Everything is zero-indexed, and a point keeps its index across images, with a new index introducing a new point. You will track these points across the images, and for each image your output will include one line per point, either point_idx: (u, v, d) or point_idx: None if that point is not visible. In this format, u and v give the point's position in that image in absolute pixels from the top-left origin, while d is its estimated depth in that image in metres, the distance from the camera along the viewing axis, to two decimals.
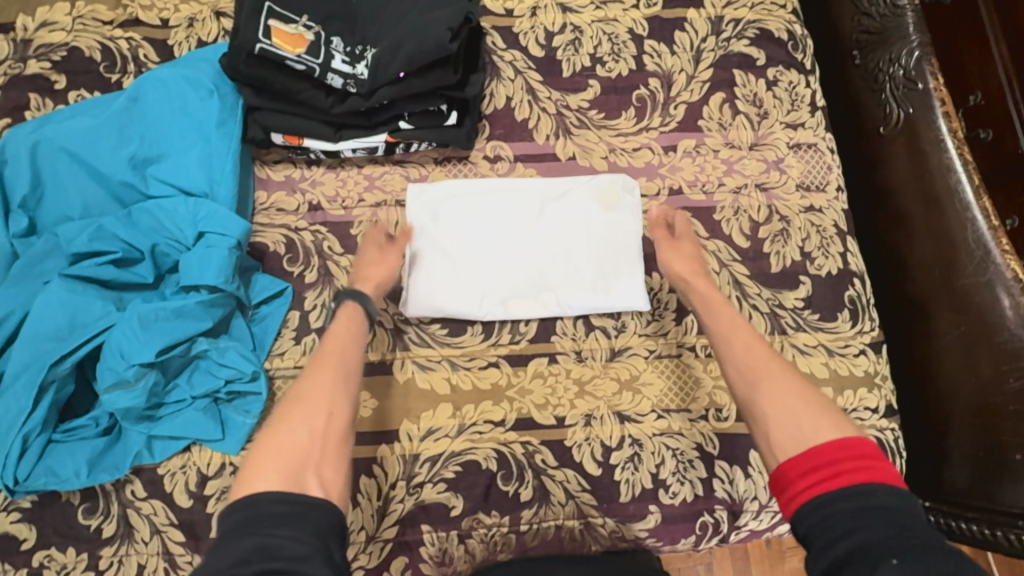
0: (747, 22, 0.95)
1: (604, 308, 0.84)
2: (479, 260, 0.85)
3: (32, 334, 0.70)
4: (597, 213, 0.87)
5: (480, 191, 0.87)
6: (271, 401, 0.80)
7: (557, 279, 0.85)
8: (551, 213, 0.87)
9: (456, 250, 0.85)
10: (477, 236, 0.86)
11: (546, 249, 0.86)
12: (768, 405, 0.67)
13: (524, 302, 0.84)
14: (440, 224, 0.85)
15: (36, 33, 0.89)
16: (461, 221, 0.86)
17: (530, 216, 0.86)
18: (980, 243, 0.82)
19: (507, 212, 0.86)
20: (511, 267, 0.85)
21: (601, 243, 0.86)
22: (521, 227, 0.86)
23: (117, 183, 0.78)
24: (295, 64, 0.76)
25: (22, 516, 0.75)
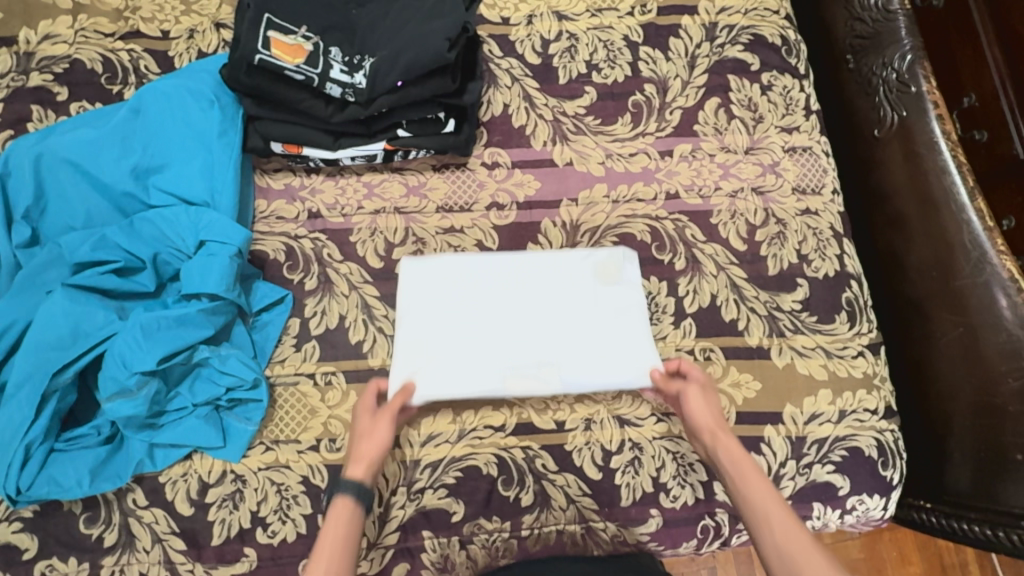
0: (741, 28, 0.96)
1: (610, 385, 0.79)
2: (475, 338, 0.80)
3: (35, 344, 0.70)
4: (599, 283, 0.83)
5: (473, 268, 0.83)
6: (272, 409, 0.80)
7: (559, 357, 0.80)
8: (551, 280, 0.83)
9: (452, 320, 0.81)
10: (473, 322, 0.81)
11: (548, 321, 0.82)
12: (781, 539, 0.63)
13: (526, 378, 0.79)
14: (433, 296, 0.82)
15: (39, 46, 0.90)
16: (455, 293, 0.82)
17: (529, 300, 0.83)
18: (976, 244, 0.83)
19: (504, 290, 0.83)
20: (511, 343, 0.80)
21: (604, 319, 0.82)
22: (520, 310, 0.82)
23: (119, 194, 0.78)
24: (294, 74, 0.77)
25: (24, 526, 0.75)
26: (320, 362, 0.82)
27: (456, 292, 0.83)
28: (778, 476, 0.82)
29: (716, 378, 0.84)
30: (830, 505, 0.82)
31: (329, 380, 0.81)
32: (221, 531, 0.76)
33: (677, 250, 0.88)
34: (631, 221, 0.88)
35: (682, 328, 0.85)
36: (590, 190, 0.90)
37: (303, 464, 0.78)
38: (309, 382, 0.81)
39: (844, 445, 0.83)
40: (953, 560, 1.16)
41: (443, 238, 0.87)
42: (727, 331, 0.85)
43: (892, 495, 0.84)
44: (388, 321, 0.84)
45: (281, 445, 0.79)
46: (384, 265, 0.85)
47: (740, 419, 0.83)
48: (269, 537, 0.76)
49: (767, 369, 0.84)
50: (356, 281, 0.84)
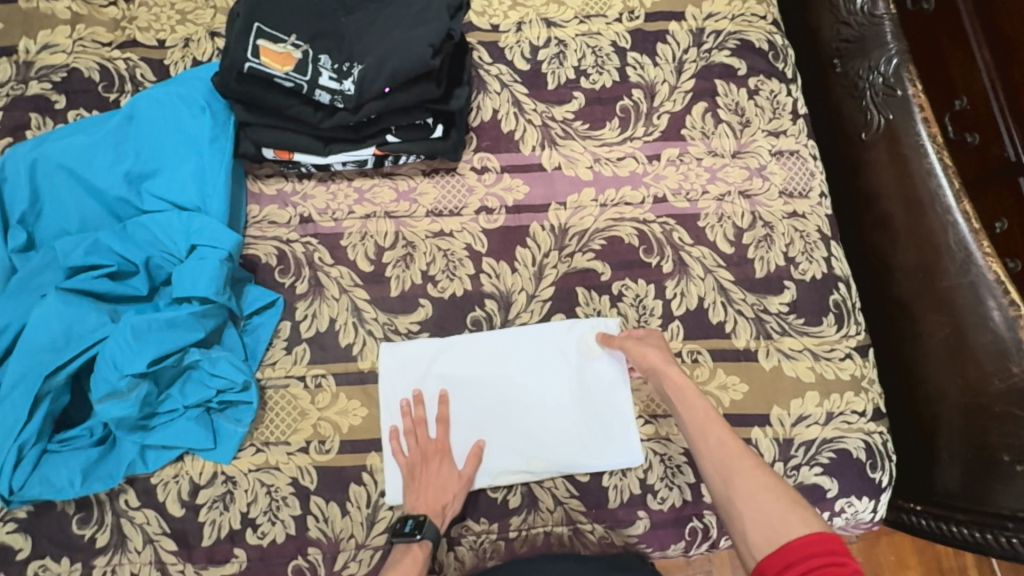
0: (728, 33, 0.97)
1: (593, 463, 0.81)
2: (459, 428, 0.81)
3: (30, 346, 0.71)
4: (583, 356, 0.84)
5: (456, 345, 0.84)
6: (263, 410, 0.81)
7: (544, 442, 0.81)
8: (537, 364, 0.84)
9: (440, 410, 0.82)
10: (460, 411, 0.82)
11: (534, 429, 0.82)
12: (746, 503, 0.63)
13: (516, 471, 0.80)
14: (420, 372, 0.83)
15: (38, 56, 0.92)
16: (440, 369, 0.83)
17: (515, 369, 0.83)
18: (962, 245, 0.83)
19: (489, 367, 0.83)
20: (497, 428, 0.82)
21: (590, 398, 0.83)
22: (507, 406, 0.82)
23: (113, 199, 0.80)
24: (284, 82, 0.79)
25: (18, 526, 0.76)
26: (310, 365, 0.83)
27: (441, 366, 0.83)
28: None
29: (703, 380, 0.84)
30: (818, 507, 0.82)
31: (319, 383, 0.82)
32: (211, 532, 0.77)
33: (664, 253, 0.88)
34: (618, 224, 0.89)
35: (669, 331, 0.86)
36: (578, 194, 0.91)
37: (292, 465, 0.79)
38: (299, 384, 0.82)
39: (832, 447, 0.84)
40: (952, 565, 1.15)
41: (432, 242, 0.88)
42: (714, 334, 0.86)
43: (881, 497, 0.84)
44: (378, 324, 0.85)
45: (271, 447, 0.80)
46: (374, 268, 0.86)
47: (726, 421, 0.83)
48: (259, 538, 0.77)
49: (754, 371, 0.85)
50: (346, 285, 0.86)
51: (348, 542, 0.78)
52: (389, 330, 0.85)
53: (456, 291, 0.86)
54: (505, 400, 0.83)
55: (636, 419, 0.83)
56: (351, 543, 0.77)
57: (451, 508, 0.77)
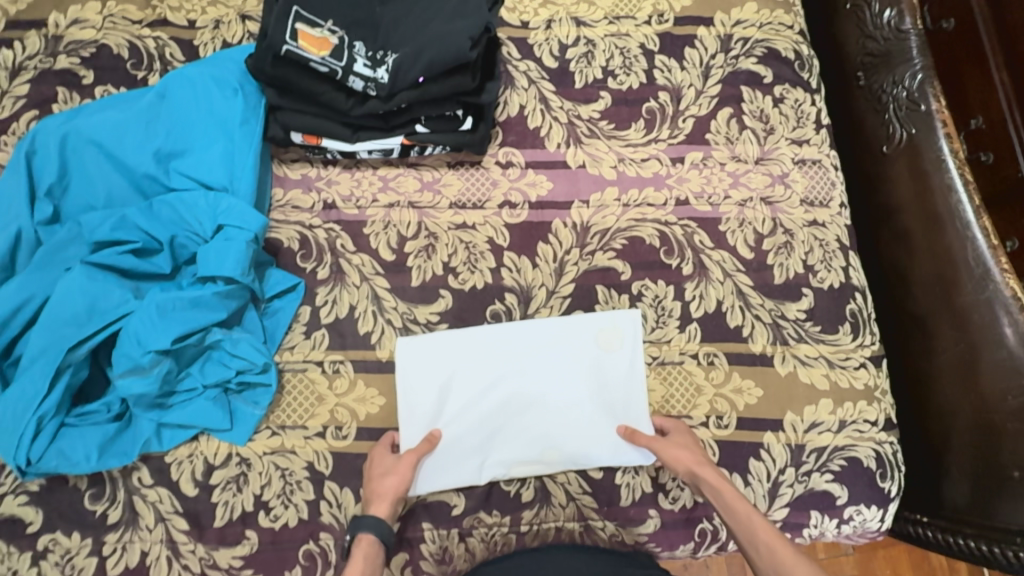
0: (755, 41, 0.98)
1: (606, 457, 0.81)
2: (473, 419, 0.82)
3: (53, 318, 0.71)
4: (600, 351, 0.84)
5: (474, 336, 0.84)
6: (280, 394, 0.81)
7: (558, 435, 0.82)
8: (553, 358, 0.84)
9: (454, 402, 0.82)
10: (476, 400, 0.82)
11: (549, 422, 0.82)
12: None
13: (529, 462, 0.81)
14: (436, 365, 0.82)
15: (67, 30, 0.92)
16: (457, 363, 0.83)
17: (531, 362, 0.83)
18: (980, 261, 0.84)
19: (506, 360, 0.83)
20: (512, 421, 0.82)
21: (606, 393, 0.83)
22: (524, 398, 0.82)
23: (141, 176, 0.80)
24: (318, 67, 0.79)
25: (30, 499, 0.76)
26: (329, 351, 0.83)
27: (456, 358, 0.83)
28: (778, 483, 0.83)
29: (719, 383, 0.85)
30: (827, 514, 0.83)
31: (337, 369, 0.82)
32: (223, 513, 0.77)
33: (685, 255, 0.89)
34: (640, 225, 0.90)
35: (686, 333, 0.87)
36: (601, 193, 0.91)
37: (308, 450, 0.79)
38: (317, 369, 0.82)
39: (843, 455, 0.84)
40: None
41: (455, 234, 0.88)
42: (731, 337, 0.86)
43: (890, 507, 0.85)
44: (398, 313, 0.85)
45: (287, 431, 0.80)
46: (395, 258, 0.87)
47: (740, 424, 0.84)
48: (271, 521, 0.77)
49: (769, 376, 0.85)
50: (367, 273, 0.86)
51: None
52: (409, 319, 0.85)
53: (476, 283, 0.87)
54: (520, 391, 0.83)
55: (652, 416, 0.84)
56: None
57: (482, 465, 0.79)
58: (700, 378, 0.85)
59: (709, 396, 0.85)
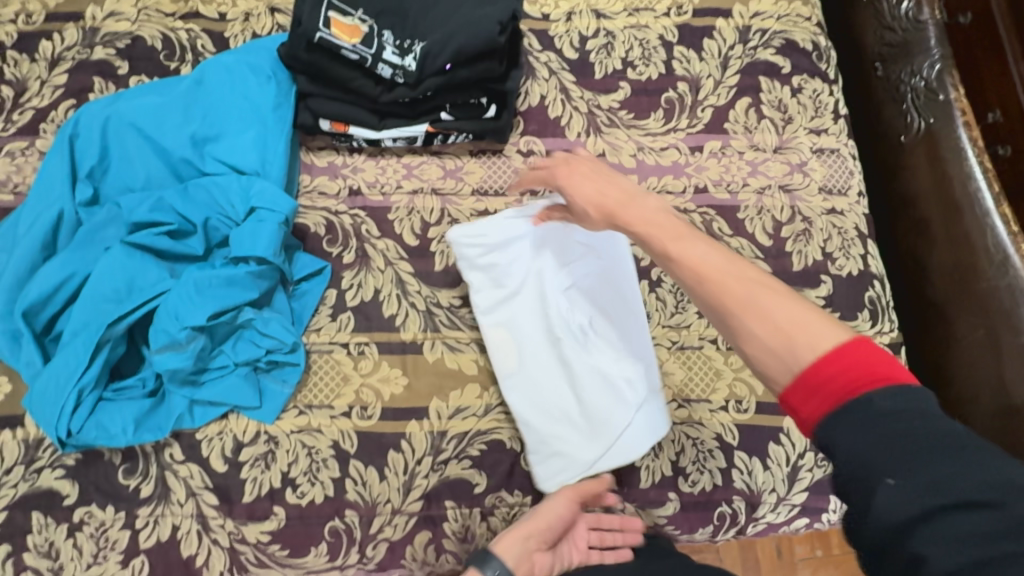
0: (773, 32, 0.99)
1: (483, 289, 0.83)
2: (530, 415, 0.80)
3: (95, 294, 0.74)
4: (530, 255, 0.84)
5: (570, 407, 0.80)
6: (307, 374, 0.83)
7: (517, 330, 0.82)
8: (530, 282, 0.84)
9: (558, 424, 0.80)
10: (544, 418, 0.80)
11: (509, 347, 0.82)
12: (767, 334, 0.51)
13: (647, 352, 0.82)
14: (528, 442, 0.80)
15: (104, 23, 0.95)
16: (524, 426, 0.80)
17: (525, 311, 0.83)
18: (999, 247, 0.83)
19: (520, 344, 0.82)
20: (517, 378, 0.81)
21: (553, 258, 0.84)
22: (567, 338, 0.81)
23: (177, 159, 0.82)
24: (349, 54, 0.81)
25: (66, 473, 0.78)
26: (354, 333, 0.85)
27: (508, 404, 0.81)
28: (796, 467, 0.83)
29: (738, 368, 0.86)
30: None
31: (362, 350, 0.84)
32: (252, 489, 0.79)
33: None
34: None
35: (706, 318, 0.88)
36: (621, 181, 0.92)
37: (334, 429, 0.81)
38: (343, 351, 0.84)
39: None
40: None
41: (477, 220, 0.90)
42: None
43: None
44: (421, 296, 0.87)
45: (314, 410, 0.82)
46: (419, 243, 0.89)
47: (760, 408, 0.85)
48: (298, 498, 0.79)
49: None
50: (392, 258, 0.88)
51: (385, 506, 0.80)
52: (432, 303, 0.86)
53: None
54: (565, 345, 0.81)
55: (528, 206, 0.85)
56: (387, 507, 0.80)
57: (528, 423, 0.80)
58: (719, 362, 0.86)
59: (728, 380, 0.86)
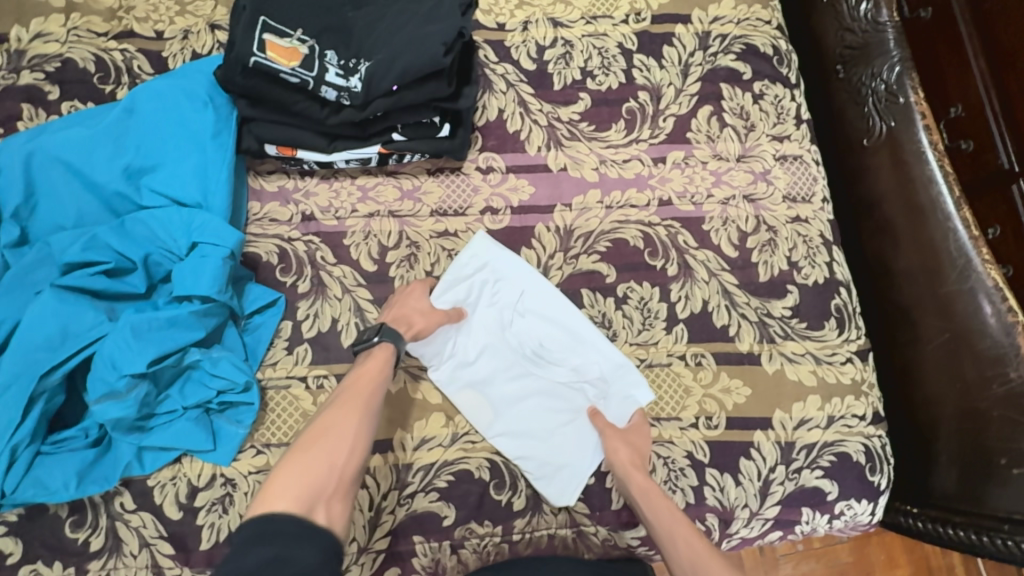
0: (733, 37, 0.97)
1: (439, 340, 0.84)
2: (515, 431, 0.81)
3: (23, 345, 0.69)
4: (475, 285, 0.86)
5: (547, 414, 0.82)
6: (264, 412, 0.79)
7: (482, 359, 0.84)
8: (471, 326, 0.85)
9: (547, 437, 0.81)
10: (528, 430, 0.81)
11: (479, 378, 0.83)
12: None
13: (603, 342, 0.85)
14: (519, 455, 0.80)
15: (30, 44, 0.89)
16: (513, 441, 0.81)
17: (475, 352, 0.84)
18: (962, 251, 0.84)
19: (485, 384, 0.83)
20: (493, 400, 0.82)
21: (499, 279, 0.86)
22: (521, 359, 0.84)
23: (111, 193, 0.78)
24: (289, 78, 0.77)
25: (8, 530, 0.74)
26: (312, 366, 0.81)
27: (496, 440, 0.81)
28: (768, 481, 0.83)
29: (707, 384, 0.84)
30: (819, 509, 0.83)
31: (321, 384, 0.81)
32: (210, 536, 0.75)
33: (669, 256, 0.88)
34: (624, 227, 0.89)
35: (673, 334, 0.86)
36: (584, 196, 0.90)
37: None
38: (301, 385, 0.81)
39: (833, 451, 0.84)
40: (939, 563, 1.16)
41: (437, 242, 0.87)
42: (718, 337, 0.86)
43: (880, 500, 0.85)
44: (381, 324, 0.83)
45: (273, 449, 0.78)
46: (377, 268, 0.85)
47: (730, 424, 0.84)
48: None
49: (757, 375, 0.85)
50: (349, 285, 0.84)
51: (350, 546, 0.77)
52: None
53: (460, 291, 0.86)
54: (524, 368, 0.84)
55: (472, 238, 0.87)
56: (353, 546, 0.77)
57: (513, 437, 0.81)
58: (688, 379, 0.85)
59: (697, 397, 0.84)
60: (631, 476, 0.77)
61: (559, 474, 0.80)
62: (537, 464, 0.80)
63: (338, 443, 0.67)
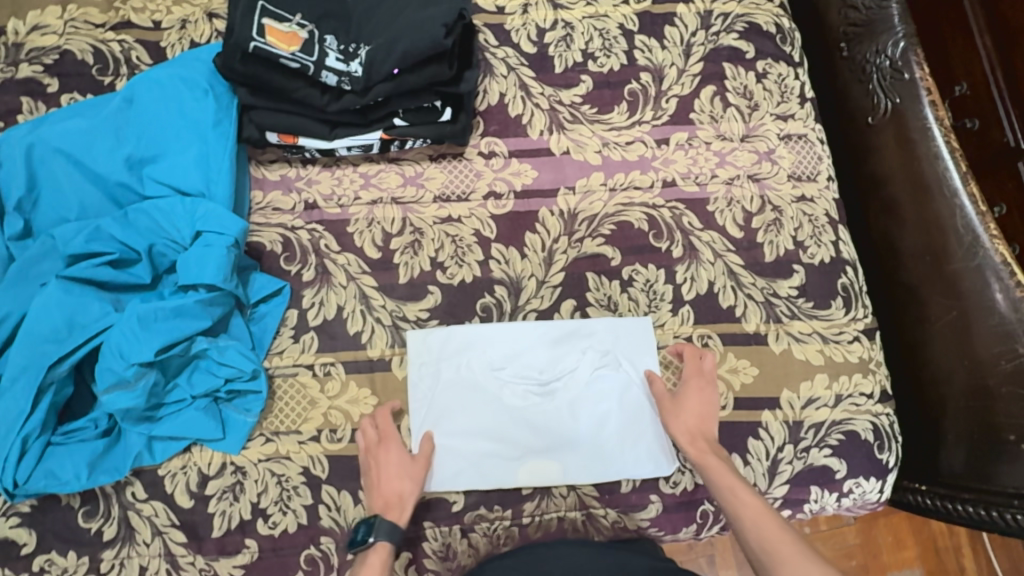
0: (735, 16, 0.96)
1: (455, 470, 0.79)
2: (583, 450, 0.81)
3: (30, 336, 0.70)
4: (440, 389, 0.81)
5: (597, 416, 0.82)
6: (272, 400, 0.80)
7: (502, 442, 0.80)
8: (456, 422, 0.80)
9: (615, 431, 0.82)
10: (592, 443, 0.81)
11: (522, 456, 0.80)
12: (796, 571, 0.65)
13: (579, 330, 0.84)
14: (611, 462, 0.81)
15: (28, 37, 0.89)
16: (596, 459, 0.81)
17: (486, 436, 0.80)
18: (969, 228, 0.83)
19: (522, 450, 0.80)
20: (544, 451, 0.80)
21: (454, 369, 0.82)
22: (520, 409, 0.81)
23: (113, 184, 0.78)
24: (289, 63, 0.77)
25: (21, 521, 0.75)
26: (319, 353, 0.81)
27: (577, 476, 0.80)
28: (777, 461, 0.83)
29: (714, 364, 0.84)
30: (827, 488, 0.83)
31: (328, 371, 0.81)
32: (221, 523, 0.76)
33: (674, 237, 0.88)
34: (628, 209, 0.89)
35: (679, 316, 0.86)
36: (587, 179, 0.90)
37: (304, 454, 0.78)
38: (308, 373, 0.81)
39: (841, 429, 0.84)
40: (946, 543, 1.16)
41: (440, 228, 0.86)
42: (724, 318, 0.86)
43: (888, 477, 0.85)
44: (387, 311, 0.83)
45: (282, 437, 0.78)
46: (381, 255, 0.85)
47: (737, 404, 0.84)
48: (271, 528, 0.76)
49: (764, 354, 0.85)
50: (354, 272, 0.84)
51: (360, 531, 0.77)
52: (398, 317, 0.83)
53: (465, 277, 0.85)
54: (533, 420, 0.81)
55: (407, 340, 0.82)
56: None
57: (587, 456, 0.81)
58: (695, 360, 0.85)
59: None
60: (705, 461, 0.77)
61: (646, 453, 0.81)
62: (633, 459, 0.81)
63: None
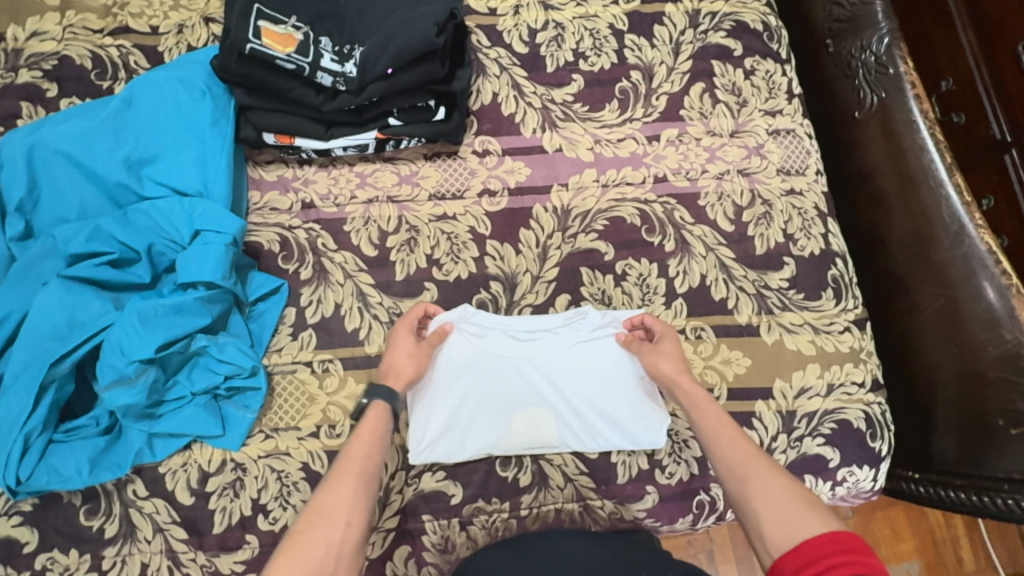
0: (723, 14, 0.98)
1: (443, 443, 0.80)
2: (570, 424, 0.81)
3: (32, 335, 0.71)
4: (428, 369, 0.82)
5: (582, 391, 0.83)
6: (271, 397, 0.81)
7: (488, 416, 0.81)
8: (447, 391, 0.82)
9: (600, 406, 0.82)
10: (578, 416, 0.82)
11: (508, 430, 0.81)
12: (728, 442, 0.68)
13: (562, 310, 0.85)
14: (596, 435, 0.82)
15: (27, 43, 0.90)
16: (582, 432, 0.81)
17: (473, 414, 0.81)
18: (954, 217, 0.84)
19: (509, 425, 0.81)
20: (530, 425, 0.81)
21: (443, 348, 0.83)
22: (507, 387, 0.82)
23: (112, 184, 0.79)
24: (285, 64, 0.78)
25: (24, 519, 0.75)
26: (317, 350, 0.83)
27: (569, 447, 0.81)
28: (771, 450, 0.84)
29: (707, 356, 0.85)
30: (821, 476, 0.84)
31: (326, 368, 0.82)
32: (222, 519, 0.76)
33: (666, 232, 0.89)
34: (620, 205, 0.90)
35: (672, 309, 0.87)
36: (580, 175, 0.91)
37: (303, 450, 0.79)
38: (307, 369, 0.82)
39: (834, 418, 0.85)
40: (943, 536, 1.17)
41: (436, 226, 0.88)
42: (717, 310, 0.87)
43: (882, 465, 0.86)
44: (383, 308, 0.84)
45: (281, 433, 0.79)
46: (378, 253, 0.86)
47: (730, 395, 0.85)
48: (270, 524, 0.76)
49: (757, 345, 0.86)
50: (351, 270, 0.85)
51: None
52: (394, 314, 0.84)
53: (461, 273, 0.86)
54: (529, 387, 0.82)
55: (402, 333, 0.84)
56: None
57: (574, 431, 0.81)
58: (689, 352, 0.86)
59: (697, 369, 0.85)
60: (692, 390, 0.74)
61: (633, 431, 0.82)
62: (619, 433, 0.82)
63: (338, 513, 0.60)
